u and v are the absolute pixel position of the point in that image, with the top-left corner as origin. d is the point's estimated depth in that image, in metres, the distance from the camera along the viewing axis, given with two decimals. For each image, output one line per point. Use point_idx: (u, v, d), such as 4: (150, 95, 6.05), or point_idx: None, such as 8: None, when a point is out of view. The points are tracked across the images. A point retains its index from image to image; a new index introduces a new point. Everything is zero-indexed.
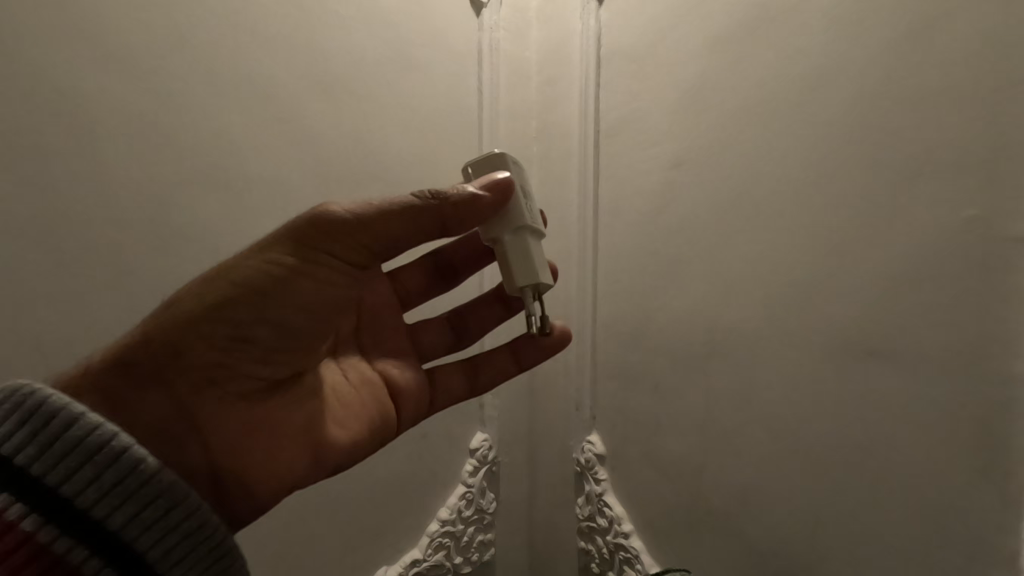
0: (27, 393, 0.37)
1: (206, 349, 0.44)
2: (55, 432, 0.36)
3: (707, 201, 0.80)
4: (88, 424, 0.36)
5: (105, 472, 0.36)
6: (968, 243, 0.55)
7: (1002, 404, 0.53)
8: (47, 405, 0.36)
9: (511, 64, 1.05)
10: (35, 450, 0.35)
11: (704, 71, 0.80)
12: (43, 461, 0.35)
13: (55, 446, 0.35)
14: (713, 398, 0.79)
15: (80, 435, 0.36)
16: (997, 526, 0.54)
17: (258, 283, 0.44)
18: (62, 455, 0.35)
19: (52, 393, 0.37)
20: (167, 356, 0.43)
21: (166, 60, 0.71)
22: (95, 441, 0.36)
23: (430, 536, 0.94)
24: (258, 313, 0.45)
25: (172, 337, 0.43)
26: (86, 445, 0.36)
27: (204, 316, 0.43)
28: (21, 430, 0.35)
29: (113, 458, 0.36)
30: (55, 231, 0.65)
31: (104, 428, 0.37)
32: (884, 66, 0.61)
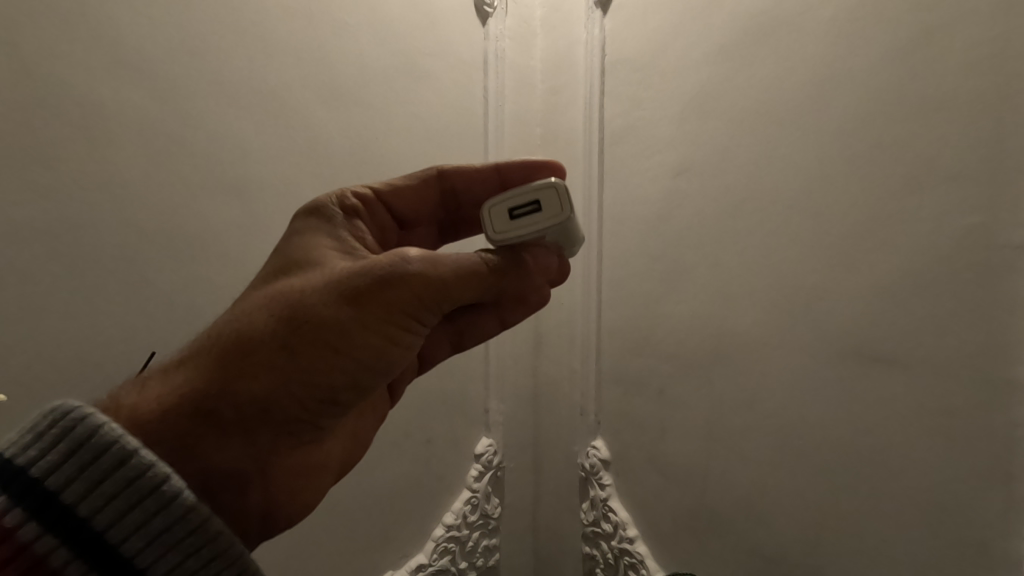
0: (81, 422, 0.35)
1: (296, 407, 0.42)
2: (105, 468, 0.34)
3: (711, 208, 0.80)
4: (141, 462, 0.35)
5: (154, 519, 0.34)
6: (969, 248, 0.56)
7: (1005, 411, 0.53)
8: (100, 438, 0.35)
9: (517, 73, 1.06)
10: (84, 487, 0.34)
11: (708, 80, 0.81)
12: (91, 499, 0.34)
13: (105, 485, 0.34)
14: (717, 403, 0.80)
15: (132, 473, 0.34)
16: (1001, 530, 0.54)
17: (347, 341, 0.42)
18: (111, 495, 0.34)
19: (106, 424, 0.36)
20: (255, 414, 0.41)
21: (179, 71, 0.72)
22: (147, 482, 0.34)
23: (435, 540, 0.95)
24: (342, 367, 0.43)
25: (259, 392, 0.40)
26: (139, 486, 0.34)
27: (298, 377, 0.41)
28: (72, 462, 0.34)
29: (162, 503, 0.34)
30: (69, 236, 0.66)
31: (156, 469, 0.35)
32: (885, 74, 0.62)
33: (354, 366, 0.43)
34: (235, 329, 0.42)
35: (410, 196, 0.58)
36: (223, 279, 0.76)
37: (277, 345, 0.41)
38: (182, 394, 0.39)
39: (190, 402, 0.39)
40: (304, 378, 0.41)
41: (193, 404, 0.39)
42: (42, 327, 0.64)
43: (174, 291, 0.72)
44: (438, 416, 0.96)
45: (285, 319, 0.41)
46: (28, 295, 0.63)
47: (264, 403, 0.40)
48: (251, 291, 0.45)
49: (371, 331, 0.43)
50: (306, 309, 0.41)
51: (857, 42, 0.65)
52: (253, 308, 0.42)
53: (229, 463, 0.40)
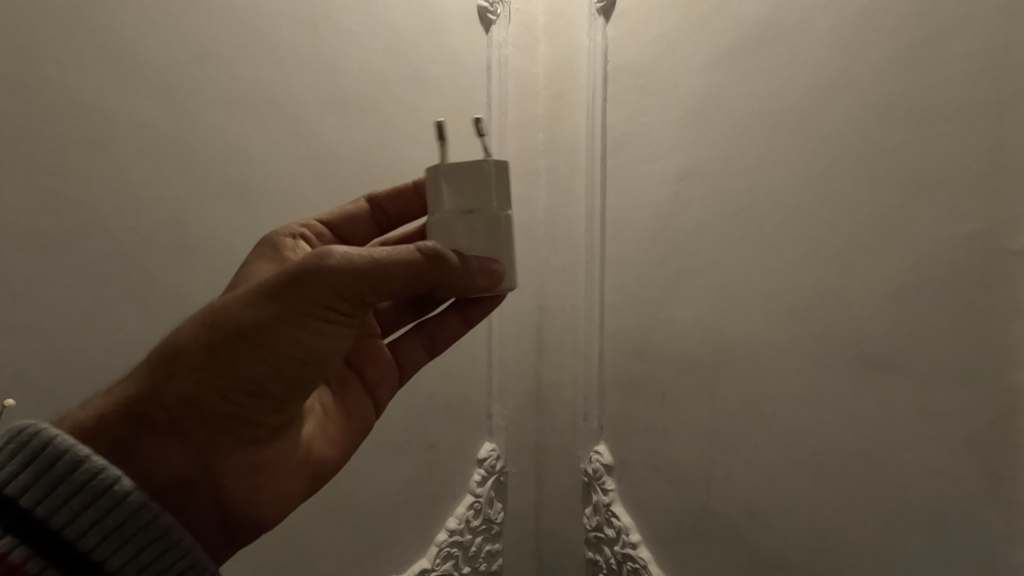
0: (32, 433, 0.38)
1: (221, 402, 0.42)
2: (60, 474, 0.37)
3: (714, 214, 0.81)
4: (93, 466, 0.37)
5: (107, 516, 0.37)
6: (970, 256, 0.56)
7: (1008, 417, 0.53)
8: (53, 446, 0.37)
9: (520, 80, 1.06)
10: (40, 492, 0.36)
11: (709, 87, 0.82)
12: (47, 503, 0.36)
13: (59, 489, 0.36)
14: (719, 409, 0.80)
15: (86, 476, 0.37)
16: (1003, 536, 0.54)
17: (264, 338, 0.42)
18: (66, 498, 0.36)
19: (58, 434, 0.38)
20: (183, 411, 0.41)
21: (186, 78, 0.73)
22: (100, 484, 0.37)
23: (438, 545, 0.95)
24: (265, 363, 0.42)
25: (183, 390, 0.41)
26: (92, 487, 0.37)
27: (215, 371, 0.41)
28: (26, 469, 0.36)
29: (114, 502, 0.37)
30: (77, 242, 0.66)
31: (108, 471, 0.37)
32: (886, 81, 0.62)
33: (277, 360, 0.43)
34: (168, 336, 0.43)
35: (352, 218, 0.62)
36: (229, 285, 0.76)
37: (196, 342, 0.41)
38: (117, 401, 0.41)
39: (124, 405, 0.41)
40: (224, 371, 0.41)
41: (127, 407, 0.41)
42: (51, 333, 0.65)
43: (180, 296, 0.73)
44: (441, 421, 0.96)
45: (202, 320, 0.42)
46: (36, 301, 0.64)
47: (186, 398, 0.41)
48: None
49: (290, 323, 0.42)
50: (223, 307, 0.42)
51: (858, 50, 0.65)
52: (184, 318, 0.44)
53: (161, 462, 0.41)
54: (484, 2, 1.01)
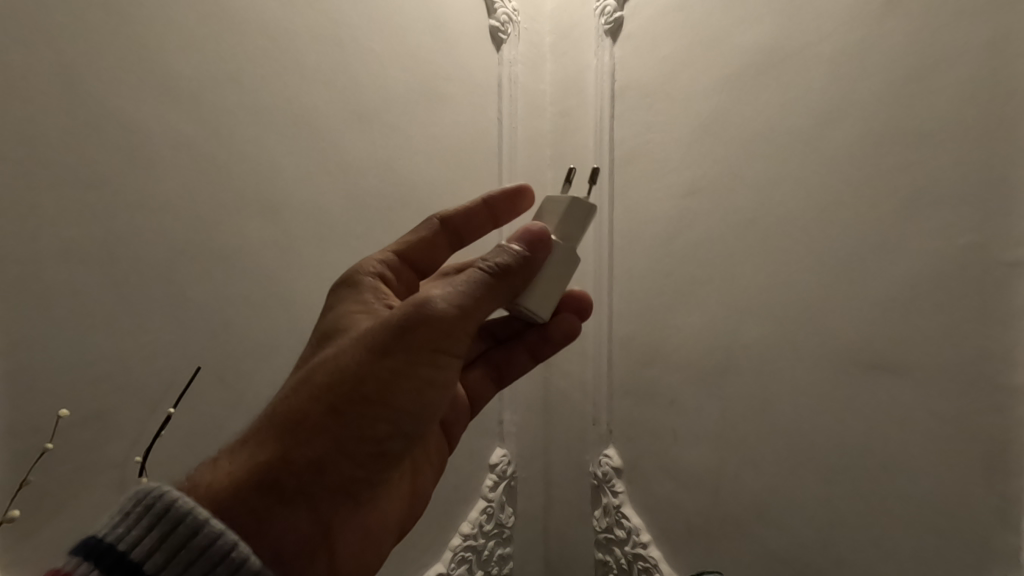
0: (158, 497, 0.38)
1: (348, 464, 0.44)
2: (183, 540, 0.37)
3: (721, 225, 0.85)
4: (212, 531, 0.37)
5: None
6: (965, 267, 0.61)
7: (1004, 414, 0.58)
8: (176, 509, 0.37)
9: (528, 96, 1.10)
10: (163, 557, 0.36)
11: (716, 106, 0.86)
12: (170, 570, 0.36)
13: (181, 555, 0.36)
14: (729, 412, 0.83)
15: (205, 544, 0.36)
16: (1003, 523, 0.59)
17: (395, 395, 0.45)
18: (188, 563, 0.36)
19: (180, 496, 0.38)
20: (314, 479, 0.42)
21: (217, 96, 0.75)
22: (220, 551, 0.36)
23: (453, 550, 0.97)
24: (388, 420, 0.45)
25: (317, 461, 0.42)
26: (211, 556, 0.36)
27: (344, 434, 0.43)
28: (152, 536, 0.37)
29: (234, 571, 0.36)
30: (115, 255, 0.68)
31: (226, 537, 0.37)
32: (886, 106, 0.67)
33: (394, 415, 0.45)
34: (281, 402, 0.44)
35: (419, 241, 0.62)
36: (253, 294, 0.78)
37: (320, 404, 0.43)
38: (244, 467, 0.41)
39: (252, 476, 0.40)
40: (351, 436, 0.43)
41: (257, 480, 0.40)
42: (88, 344, 0.66)
43: (209, 306, 0.74)
44: None
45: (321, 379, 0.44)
46: (75, 313, 0.65)
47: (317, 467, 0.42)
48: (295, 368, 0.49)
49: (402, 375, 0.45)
50: (337, 369, 0.44)
51: (857, 77, 0.70)
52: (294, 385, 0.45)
53: (294, 529, 0.41)
54: (495, 22, 1.05)
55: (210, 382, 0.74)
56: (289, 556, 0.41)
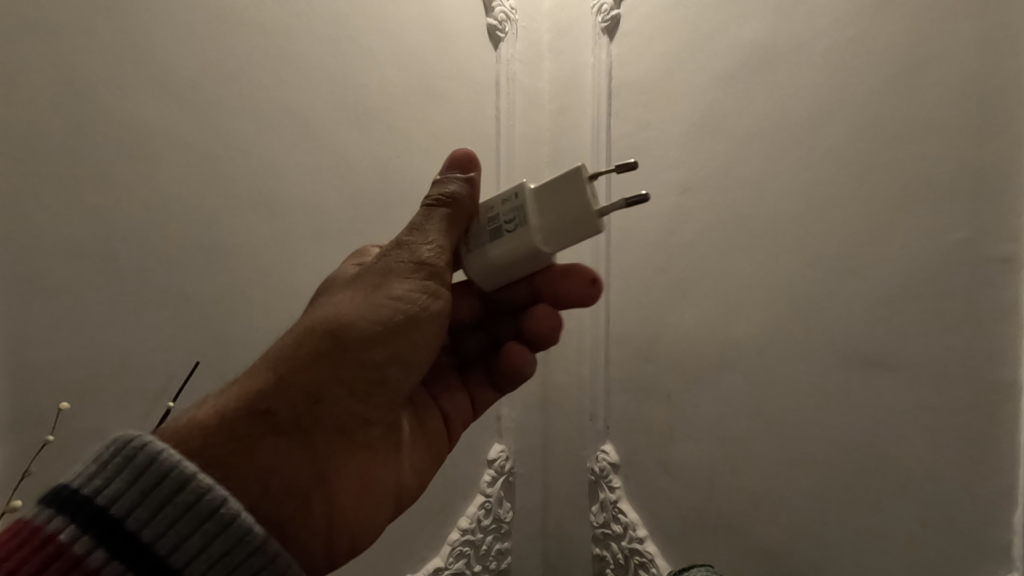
0: (140, 449, 0.40)
1: (341, 391, 0.47)
2: (167, 495, 0.38)
3: (715, 222, 0.85)
4: (199, 487, 0.39)
5: (212, 540, 0.38)
6: (956, 263, 0.61)
7: (995, 410, 0.59)
8: (161, 463, 0.39)
9: (526, 94, 1.11)
10: (147, 512, 0.38)
11: (711, 103, 0.87)
12: (153, 525, 0.38)
13: (167, 509, 0.38)
14: (724, 408, 0.84)
15: (191, 499, 0.39)
16: (992, 517, 0.59)
17: (393, 325, 0.48)
18: (173, 518, 0.38)
19: (164, 449, 0.40)
20: (306, 404, 0.45)
21: (216, 95, 0.76)
22: (206, 505, 0.39)
23: (451, 544, 0.98)
24: (387, 351, 0.48)
25: (310, 386, 0.45)
26: (198, 509, 0.38)
27: (337, 364, 0.46)
28: (134, 489, 0.38)
29: (221, 526, 0.39)
30: (116, 252, 0.69)
31: (213, 492, 0.39)
32: (879, 102, 0.68)
33: (389, 344, 0.48)
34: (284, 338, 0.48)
35: None
36: (253, 291, 0.79)
37: (317, 336, 0.47)
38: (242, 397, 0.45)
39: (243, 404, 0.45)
40: (343, 360, 0.46)
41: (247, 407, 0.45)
42: (91, 339, 0.67)
43: (209, 303, 0.75)
44: None
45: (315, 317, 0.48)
46: (78, 309, 0.66)
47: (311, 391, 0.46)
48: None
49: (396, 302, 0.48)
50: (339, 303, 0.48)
51: (850, 73, 0.71)
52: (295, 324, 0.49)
53: (278, 461, 0.44)
54: (493, 21, 1.05)
55: (211, 377, 0.75)
56: (276, 496, 0.43)
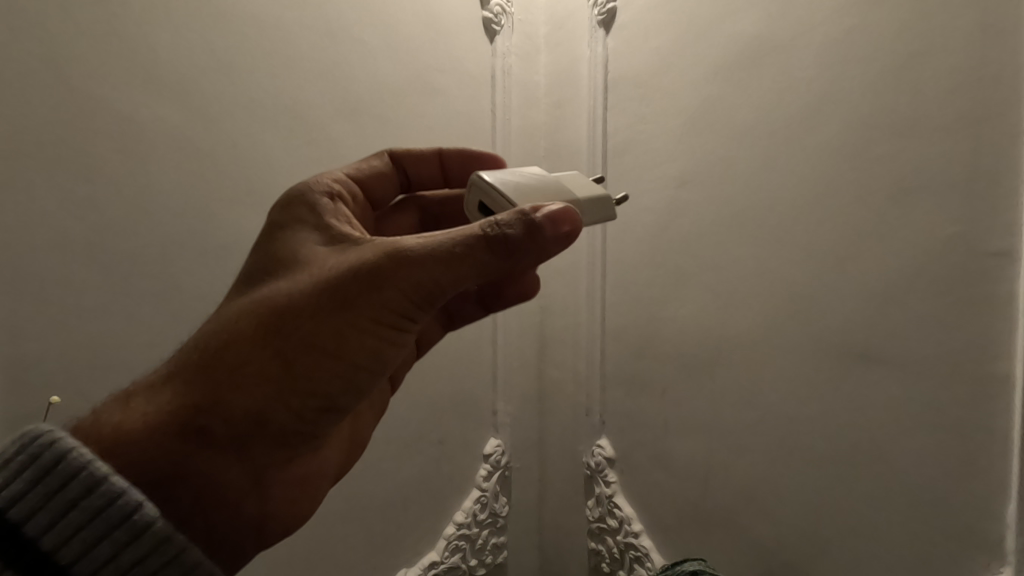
0: (47, 446, 0.36)
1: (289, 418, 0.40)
2: (73, 498, 0.35)
3: (710, 216, 0.85)
4: (110, 491, 0.35)
5: (123, 548, 0.35)
6: (951, 257, 0.61)
7: (988, 404, 0.58)
8: (69, 463, 0.36)
9: (522, 87, 1.10)
10: (49, 517, 0.35)
11: (706, 97, 0.86)
12: (56, 531, 0.34)
13: (73, 514, 0.35)
14: (719, 403, 0.84)
15: (100, 503, 0.35)
16: (985, 511, 0.59)
17: (357, 354, 0.41)
18: (78, 524, 0.35)
19: (74, 446, 0.36)
20: (250, 426, 0.39)
21: (208, 88, 0.76)
22: (118, 511, 0.35)
23: (446, 539, 0.98)
24: (347, 380, 0.41)
25: (254, 410, 0.39)
26: (107, 516, 0.35)
27: (288, 391, 0.39)
28: (36, 490, 0.35)
29: (132, 534, 0.35)
30: (109, 248, 0.69)
31: (126, 497, 0.35)
32: (876, 94, 0.67)
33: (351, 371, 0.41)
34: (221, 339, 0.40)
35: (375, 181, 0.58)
36: None
37: (266, 355, 0.39)
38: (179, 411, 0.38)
39: (176, 419, 0.38)
40: (297, 387, 0.40)
41: (179, 424, 0.38)
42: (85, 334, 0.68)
43: (203, 298, 0.76)
44: (449, 418, 1.00)
45: (280, 318, 0.40)
46: (71, 303, 0.67)
47: (254, 415, 0.39)
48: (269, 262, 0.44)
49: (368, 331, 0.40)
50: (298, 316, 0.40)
51: (847, 65, 0.70)
52: (236, 315, 0.41)
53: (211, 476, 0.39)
54: (488, 14, 1.05)
55: None
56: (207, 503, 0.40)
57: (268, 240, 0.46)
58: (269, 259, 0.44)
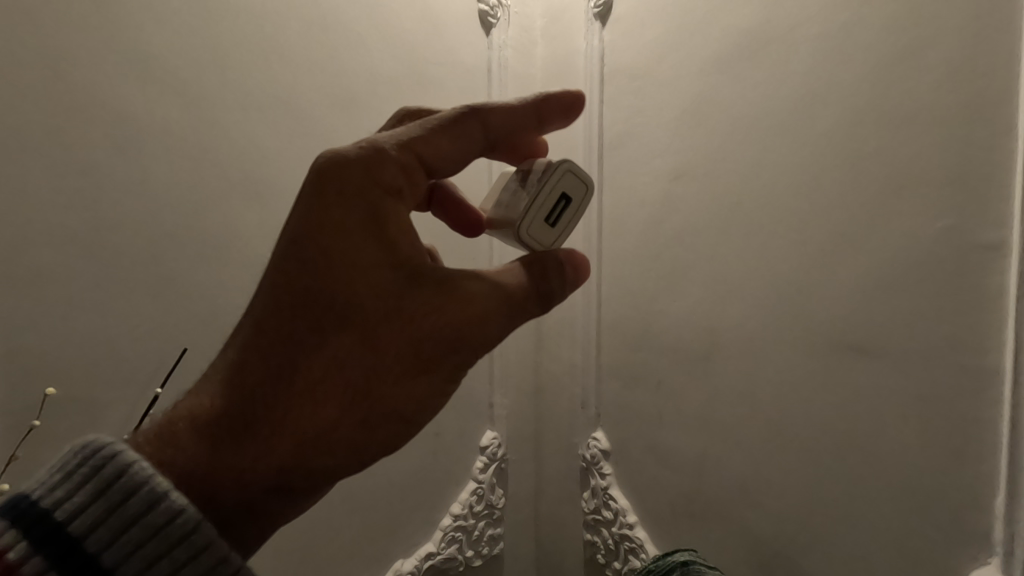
0: (110, 458, 0.34)
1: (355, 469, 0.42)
2: (135, 514, 0.32)
3: (705, 209, 0.85)
4: (171, 506, 0.32)
5: (182, 570, 0.31)
6: (943, 249, 0.61)
7: (978, 396, 0.59)
8: (131, 475, 0.33)
9: (518, 80, 1.10)
10: (109, 533, 0.32)
11: (702, 90, 0.86)
12: (115, 549, 0.31)
13: (133, 530, 0.32)
14: (713, 396, 0.84)
15: (161, 520, 0.32)
16: (974, 503, 0.59)
17: (422, 407, 0.43)
18: (138, 542, 0.31)
19: (137, 460, 0.34)
20: (323, 479, 0.41)
21: (202, 81, 0.76)
22: (179, 528, 0.32)
23: (443, 530, 0.99)
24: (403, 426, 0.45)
25: (332, 467, 0.40)
26: (169, 533, 0.32)
27: (362, 448, 0.41)
28: (98, 504, 0.32)
29: (192, 552, 0.32)
30: (103, 240, 0.70)
31: (187, 513, 0.32)
32: (870, 87, 0.67)
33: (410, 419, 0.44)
34: (296, 395, 0.38)
35: (442, 143, 0.44)
36: (243, 278, 0.79)
37: (348, 415, 0.40)
38: (276, 465, 0.38)
39: (263, 480, 0.38)
40: (373, 443, 0.42)
41: (266, 482, 0.38)
42: (79, 326, 0.69)
43: (199, 290, 0.76)
44: (445, 410, 1.00)
45: (364, 366, 0.40)
46: (66, 295, 0.68)
47: (331, 471, 0.41)
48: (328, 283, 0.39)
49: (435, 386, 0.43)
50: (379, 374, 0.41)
51: (841, 58, 0.70)
52: (309, 367, 0.39)
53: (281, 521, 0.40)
54: (485, 6, 1.04)
55: (200, 363, 0.76)
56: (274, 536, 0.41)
57: (317, 239, 0.40)
58: (324, 275, 0.39)
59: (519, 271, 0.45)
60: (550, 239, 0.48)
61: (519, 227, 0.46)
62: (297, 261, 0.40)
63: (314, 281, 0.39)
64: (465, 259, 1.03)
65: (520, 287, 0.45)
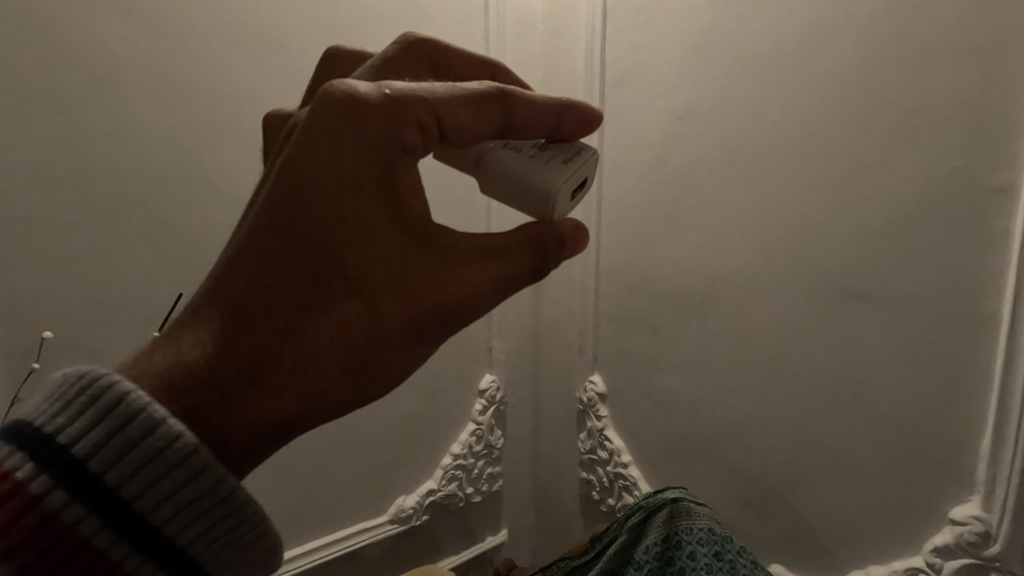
0: (101, 381, 0.29)
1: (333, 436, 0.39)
2: (132, 438, 0.28)
3: (709, 151, 0.82)
4: (169, 431, 0.28)
5: (182, 492, 0.28)
6: (952, 189, 0.60)
7: (974, 341, 0.60)
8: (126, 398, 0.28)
9: (517, 13, 1.04)
10: (109, 455, 0.27)
11: (710, 22, 0.81)
12: (116, 473, 0.27)
13: (131, 454, 0.28)
14: (709, 340, 0.85)
15: (160, 444, 0.28)
16: (961, 444, 0.61)
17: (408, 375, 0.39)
18: (138, 467, 0.28)
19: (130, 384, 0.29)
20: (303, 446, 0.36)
21: (181, 13, 0.72)
22: (177, 452, 0.28)
23: (443, 468, 1.03)
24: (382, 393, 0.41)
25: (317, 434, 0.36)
26: (167, 458, 0.28)
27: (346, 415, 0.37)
28: (93, 427, 0.28)
29: (191, 475, 0.28)
30: (91, 184, 0.68)
31: (186, 437, 0.28)
32: (888, 18, 0.63)
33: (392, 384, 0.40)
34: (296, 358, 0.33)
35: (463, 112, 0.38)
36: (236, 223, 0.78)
37: (343, 383, 0.36)
38: (259, 428, 0.33)
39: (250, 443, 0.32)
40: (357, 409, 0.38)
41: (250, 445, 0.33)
42: (74, 271, 0.69)
43: (191, 234, 0.75)
44: (443, 355, 1.01)
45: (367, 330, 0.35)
46: (57, 239, 0.67)
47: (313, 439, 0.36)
48: (332, 237, 0.34)
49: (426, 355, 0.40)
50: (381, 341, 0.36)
51: None
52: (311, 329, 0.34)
53: None
54: None
55: None
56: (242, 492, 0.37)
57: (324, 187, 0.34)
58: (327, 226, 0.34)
59: (522, 243, 0.40)
60: (562, 214, 0.42)
61: (552, 191, 0.40)
62: (298, 209, 0.34)
63: (322, 235, 0.34)
64: (462, 203, 1.01)
65: (526, 258, 0.40)
